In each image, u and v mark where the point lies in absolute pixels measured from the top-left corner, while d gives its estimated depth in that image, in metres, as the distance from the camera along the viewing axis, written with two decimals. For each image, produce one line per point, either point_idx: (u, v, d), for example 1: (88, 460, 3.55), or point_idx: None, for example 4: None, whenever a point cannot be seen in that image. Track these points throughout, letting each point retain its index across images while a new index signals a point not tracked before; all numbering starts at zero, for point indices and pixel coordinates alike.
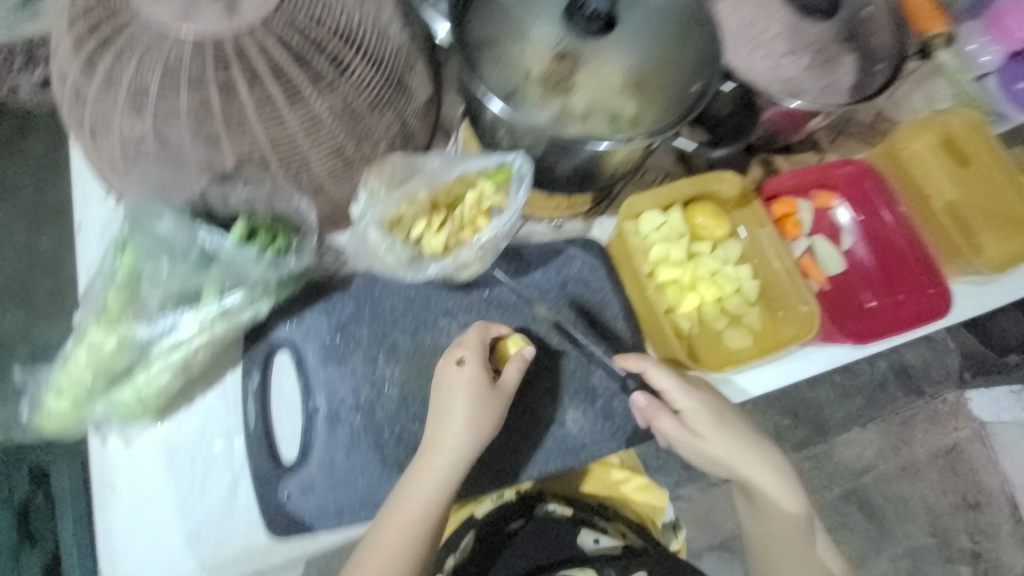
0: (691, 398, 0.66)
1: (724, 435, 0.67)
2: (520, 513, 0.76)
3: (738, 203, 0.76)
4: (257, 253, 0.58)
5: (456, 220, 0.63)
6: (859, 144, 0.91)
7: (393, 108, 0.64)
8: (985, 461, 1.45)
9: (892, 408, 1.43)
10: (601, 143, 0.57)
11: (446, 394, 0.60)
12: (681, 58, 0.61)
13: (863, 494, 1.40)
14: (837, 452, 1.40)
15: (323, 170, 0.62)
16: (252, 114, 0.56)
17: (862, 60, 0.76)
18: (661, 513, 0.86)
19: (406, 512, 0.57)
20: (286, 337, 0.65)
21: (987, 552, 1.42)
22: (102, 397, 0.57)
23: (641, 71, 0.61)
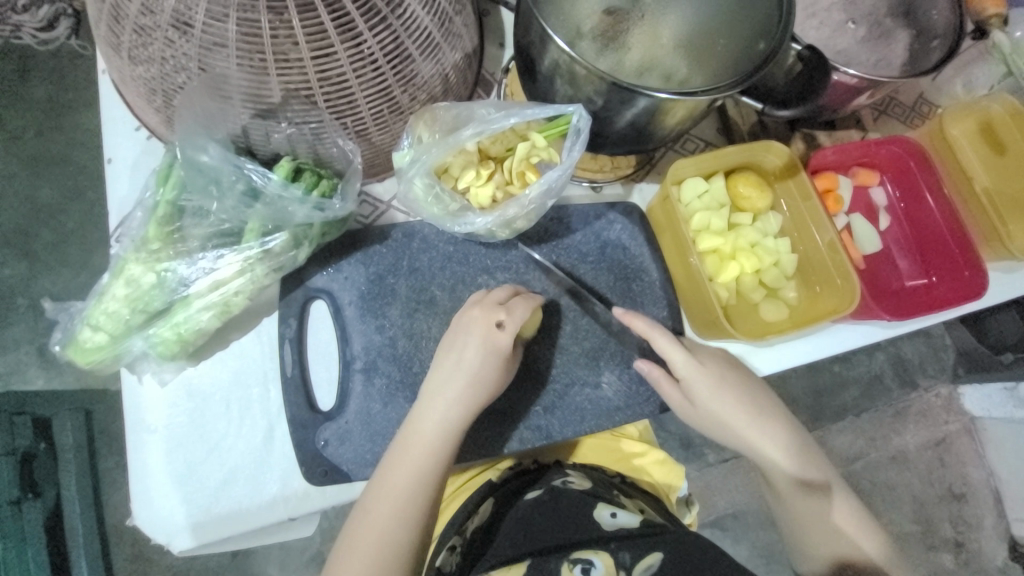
0: (696, 369, 0.65)
1: (727, 404, 0.66)
2: (538, 482, 0.77)
3: (782, 175, 0.75)
4: (302, 193, 0.57)
5: (505, 173, 0.62)
6: (900, 125, 0.90)
7: (446, 51, 0.61)
8: (972, 454, 1.49)
9: (885, 399, 1.46)
10: (660, 94, 0.53)
11: (482, 356, 0.60)
12: (748, 16, 0.59)
13: (853, 479, 1.44)
14: (832, 437, 1.44)
15: (368, 112, 0.59)
16: (301, 45, 0.51)
17: (914, 37, 0.76)
18: (677, 488, 0.85)
19: (416, 459, 0.57)
20: (324, 286, 0.64)
21: (969, 542, 1.47)
22: (139, 333, 0.57)
23: (700, 30, 0.61)
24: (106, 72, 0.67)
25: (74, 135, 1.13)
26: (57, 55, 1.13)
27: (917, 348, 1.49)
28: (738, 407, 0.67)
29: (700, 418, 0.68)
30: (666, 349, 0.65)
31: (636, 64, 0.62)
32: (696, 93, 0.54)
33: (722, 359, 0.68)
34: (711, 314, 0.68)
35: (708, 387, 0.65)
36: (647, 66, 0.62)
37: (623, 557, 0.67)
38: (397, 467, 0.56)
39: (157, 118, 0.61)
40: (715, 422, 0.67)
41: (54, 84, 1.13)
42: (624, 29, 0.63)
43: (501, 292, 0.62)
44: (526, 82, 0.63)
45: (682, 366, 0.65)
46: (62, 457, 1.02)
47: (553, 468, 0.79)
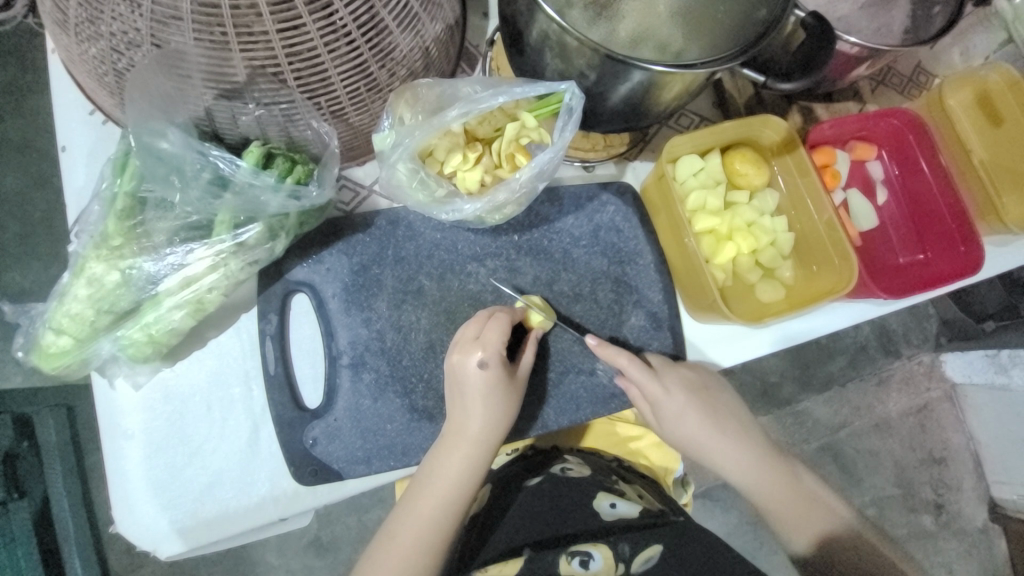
0: (667, 389, 0.65)
1: (700, 424, 0.67)
2: (537, 470, 0.77)
3: (779, 151, 0.72)
4: (275, 181, 0.52)
5: (493, 155, 0.58)
6: (898, 96, 0.88)
7: (428, 22, 0.57)
8: (954, 420, 1.53)
9: (872, 369, 1.49)
10: (658, 67, 0.49)
11: (464, 393, 0.57)
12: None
13: (839, 448, 1.48)
14: (820, 408, 1.47)
15: (344, 91, 0.55)
16: (264, 16, 0.46)
17: (916, 2, 0.73)
18: (674, 470, 0.84)
19: (421, 517, 0.56)
20: (304, 279, 0.60)
21: (948, 504, 1.52)
22: (107, 335, 0.53)
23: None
24: (53, 50, 0.61)
25: (34, 119, 1.05)
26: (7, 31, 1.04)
27: (904, 319, 1.52)
28: (706, 424, 0.68)
29: (667, 434, 0.69)
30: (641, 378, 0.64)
31: (630, 34, 0.58)
32: (694, 65, 0.51)
33: (691, 379, 0.67)
34: (708, 297, 0.66)
35: (676, 409, 0.66)
36: (642, 37, 0.58)
37: (623, 549, 0.67)
38: (403, 528, 0.56)
39: (111, 100, 0.56)
40: (684, 440, 0.69)
41: (10, 64, 1.04)
42: None
43: (475, 322, 0.59)
44: (514, 56, 0.59)
45: (649, 387, 0.65)
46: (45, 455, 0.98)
47: (552, 454, 0.79)
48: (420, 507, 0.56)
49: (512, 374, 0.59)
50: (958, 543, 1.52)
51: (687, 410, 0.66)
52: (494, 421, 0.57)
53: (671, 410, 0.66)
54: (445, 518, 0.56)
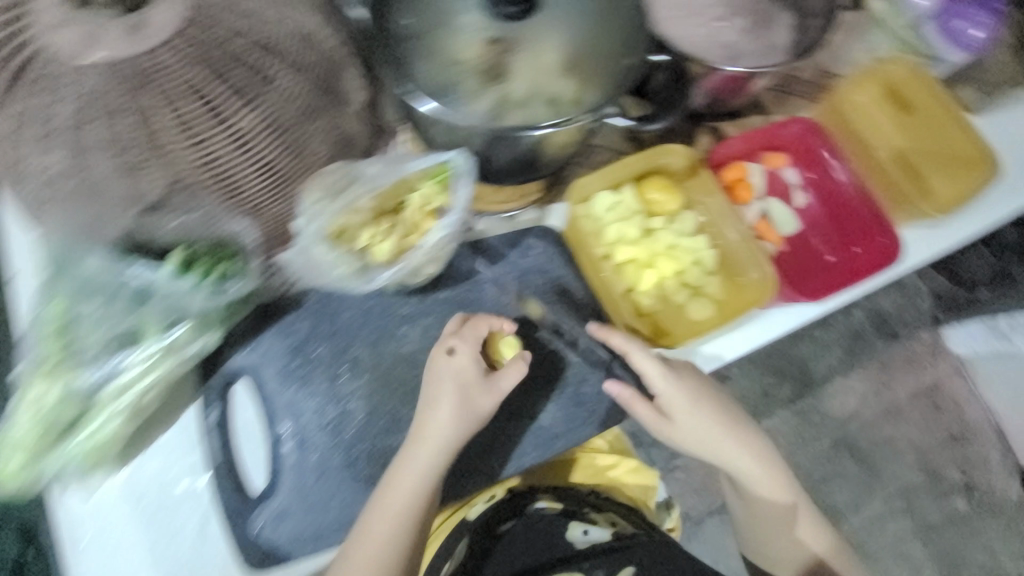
0: (667, 385, 0.68)
1: (718, 433, 0.74)
2: (510, 513, 0.75)
3: (688, 175, 0.76)
4: (196, 282, 0.56)
5: (403, 225, 0.62)
6: (803, 101, 0.91)
7: (328, 114, 0.64)
8: (967, 394, 1.49)
9: (870, 355, 1.48)
10: (534, 130, 0.61)
11: (481, 367, 0.62)
12: (603, 36, 0.64)
13: (851, 440, 1.45)
14: (821, 402, 1.46)
15: (259, 187, 0.60)
16: (174, 138, 0.55)
17: (796, 17, 0.78)
18: (653, 490, 0.87)
19: (413, 489, 0.58)
20: (243, 365, 0.63)
21: (979, 483, 1.47)
22: (52, 452, 0.56)
23: (576, 50, 0.63)
24: None
25: None
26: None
27: (895, 300, 1.50)
28: (734, 442, 0.75)
29: (665, 435, 0.73)
30: (653, 380, 0.68)
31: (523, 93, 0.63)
32: (560, 124, 0.61)
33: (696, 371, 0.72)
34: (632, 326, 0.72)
35: (698, 411, 0.71)
36: (534, 93, 0.63)
37: None
38: (391, 504, 0.58)
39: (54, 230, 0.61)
40: (696, 445, 0.74)
41: None
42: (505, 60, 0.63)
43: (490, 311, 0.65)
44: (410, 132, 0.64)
45: (656, 384, 0.68)
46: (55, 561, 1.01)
47: (526, 495, 0.77)
48: (387, 510, 0.58)
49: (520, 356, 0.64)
50: (998, 524, 1.46)
51: (701, 415, 0.72)
52: (465, 419, 0.60)
53: (686, 409, 0.70)
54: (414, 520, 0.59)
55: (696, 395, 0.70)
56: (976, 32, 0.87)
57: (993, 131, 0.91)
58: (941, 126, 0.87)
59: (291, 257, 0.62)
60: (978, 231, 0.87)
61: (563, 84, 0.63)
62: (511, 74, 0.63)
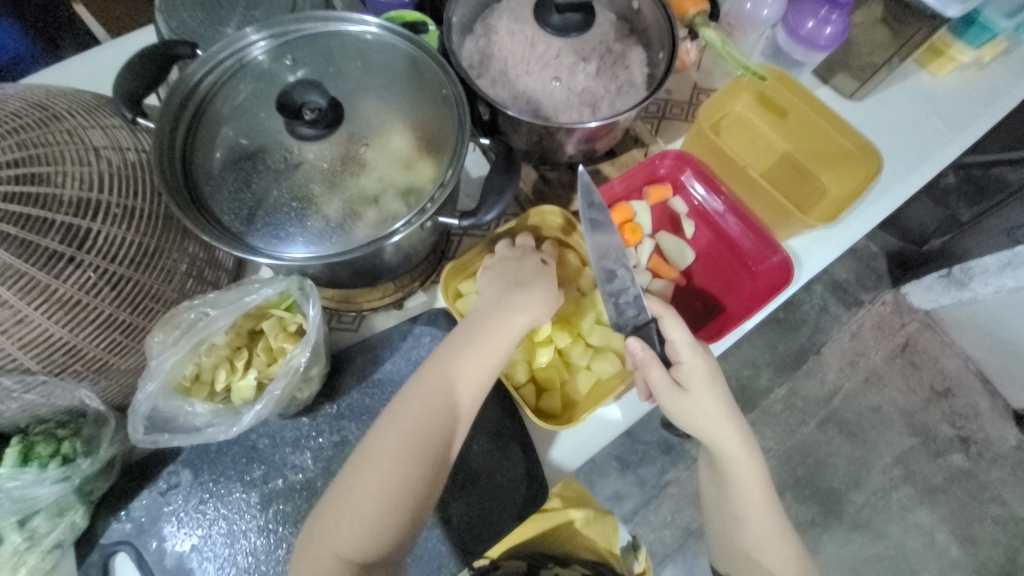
0: (697, 357, 0.64)
1: (712, 410, 0.64)
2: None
3: (568, 231, 0.74)
4: (37, 472, 0.53)
5: (259, 357, 0.59)
6: (684, 123, 0.91)
7: (170, 252, 0.61)
8: (941, 346, 1.49)
9: (839, 326, 1.48)
10: (393, 237, 0.57)
11: (517, 272, 0.65)
12: (430, 117, 0.61)
13: (840, 417, 1.43)
14: (800, 385, 1.45)
15: (100, 349, 0.57)
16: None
17: (646, 53, 0.79)
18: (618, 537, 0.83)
19: (426, 414, 0.56)
20: (120, 537, 0.59)
21: (975, 434, 1.44)
22: None
23: (414, 142, 0.60)
24: None
25: None
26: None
27: (852, 269, 1.52)
28: (727, 427, 0.65)
29: (678, 407, 0.64)
30: (677, 342, 0.64)
31: (370, 192, 0.58)
32: (426, 209, 0.57)
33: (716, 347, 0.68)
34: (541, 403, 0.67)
35: (702, 379, 0.64)
36: (380, 192, 0.58)
37: None
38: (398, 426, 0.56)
39: None
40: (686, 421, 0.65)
41: None
42: (347, 160, 0.58)
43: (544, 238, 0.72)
44: None
45: (689, 354, 0.64)
46: None
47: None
48: (380, 451, 0.55)
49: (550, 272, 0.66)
50: (1002, 471, 1.42)
51: (722, 399, 0.65)
52: (474, 367, 0.59)
53: (699, 379, 0.64)
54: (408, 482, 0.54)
55: (704, 360, 0.65)
56: (824, 29, 0.83)
57: (871, 116, 0.92)
58: (821, 124, 0.85)
59: (141, 419, 0.56)
60: (880, 218, 0.86)
61: (401, 176, 0.59)
62: (360, 174, 0.58)
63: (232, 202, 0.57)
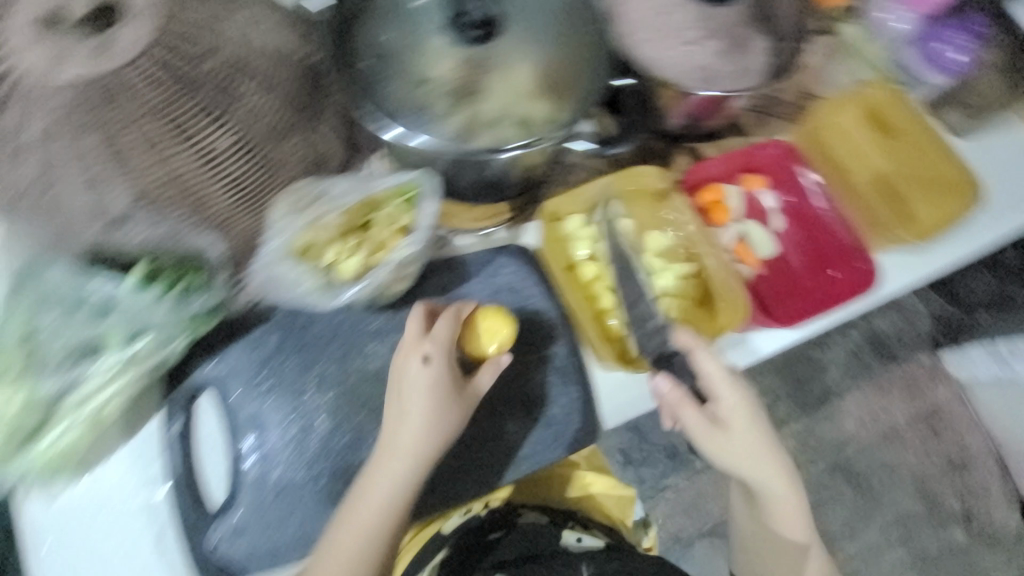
0: (733, 391, 0.67)
1: (750, 439, 0.68)
2: (497, 525, 0.83)
3: (660, 196, 0.77)
4: (159, 295, 0.57)
5: (368, 242, 0.61)
6: (786, 124, 0.89)
7: (299, 132, 0.64)
8: (966, 424, 1.36)
9: (866, 376, 1.40)
10: (503, 152, 0.60)
11: (407, 388, 0.59)
12: (569, 55, 0.65)
13: (849, 466, 1.36)
14: (818, 426, 1.38)
15: (227, 204, 0.61)
16: (144, 155, 0.55)
17: (771, 42, 0.78)
18: (630, 512, 0.94)
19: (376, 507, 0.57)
20: (209, 377, 0.63)
21: (979, 517, 1.33)
22: (15, 457, 0.56)
23: (545, 75, 0.64)
24: None
25: None
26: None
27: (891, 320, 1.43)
28: (759, 454, 0.69)
29: (715, 438, 0.68)
30: (715, 379, 0.67)
31: (493, 113, 0.62)
32: (541, 137, 0.61)
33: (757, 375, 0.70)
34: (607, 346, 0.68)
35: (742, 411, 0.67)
36: (501, 116, 0.62)
37: None
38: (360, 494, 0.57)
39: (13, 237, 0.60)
40: (721, 455, 0.68)
41: None
42: (480, 80, 0.63)
43: (421, 319, 0.61)
44: None
45: (730, 389, 0.67)
46: None
47: (511, 510, 0.85)
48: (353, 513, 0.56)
49: (462, 384, 0.60)
50: (996, 558, 1.33)
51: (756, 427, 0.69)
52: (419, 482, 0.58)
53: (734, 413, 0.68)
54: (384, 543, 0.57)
55: (738, 394, 0.67)
56: (953, 55, 0.84)
57: (979, 156, 0.87)
58: (924, 150, 0.84)
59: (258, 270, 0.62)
60: (966, 255, 0.84)
61: (527, 105, 0.62)
62: (487, 96, 0.63)
63: (374, 91, 0.61)
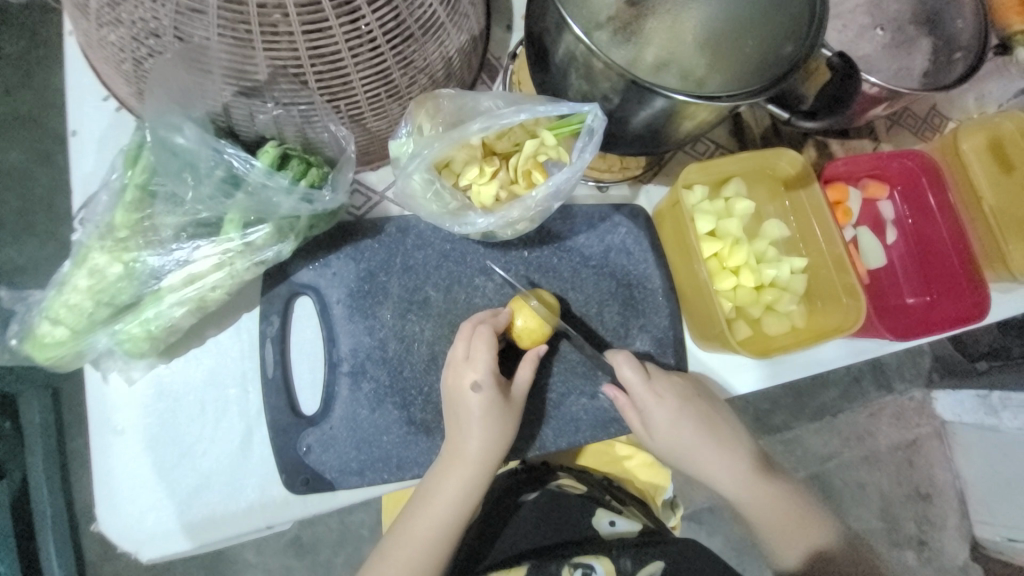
0: (664, 400, 0.63)
1: (694, 442, 0.66)
2: (532, 485, 0.73)
3: (793, 182, 0.72)
4: (289, 182, 0.52)
5: (510, 171, 0.58)
6: (912, 137, 0.83)
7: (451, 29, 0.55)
8: (942, 461, 1.26)
9: (862, 401, 1.22)
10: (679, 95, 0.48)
11: (458, 416, 0.57)
12: (785, 13, 0.53)
13: (825, 479, 1.21)
14: (806, 437, 1.21)
15: (365, 96, 0.53)
16: (291, 17, 0.44)
17: (937, 46, 0.68)
18: (664, 490, 0.80)
19: (432, 523, 0.56)
20: (310, 281, 0.60)
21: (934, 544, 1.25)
22: (104, 327, 0.51)
23: (724, 22, 0.53)
24: (71, 34, 0.60)
25: (46, 94, 0.99)
26: (27, 8, 0.99)
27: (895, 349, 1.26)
28: (712, 454, 0.67)
29: (675, 444, 0.66)
30: (633, 384, 0.63)
31: (653, 57, 0.54)
32: (719, 97, 0.49)
33: (690, 384, 0.66)
34: (715, 327, 0.65)
35: (669, 424, 0.63)
36: (666, 61, 0.54)
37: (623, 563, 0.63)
38: (401, 551, 0.56)
39: (127, 89, 0.54)
40: (681, 454, 0.67)
41: (22, 38, 0.98)
42: (643, 18, 0.55)
43: (464, 339, 0.58)
44: (536, 73, 0.57)
45: (644, 393, 0.63)
46: (29, 434, 0.90)
47: (544, 471, 0.74)
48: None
49: (506, 395, 0.58)
50: None
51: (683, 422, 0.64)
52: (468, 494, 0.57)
53: (670, 422, 0.63)
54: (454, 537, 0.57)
55: (679, 410, 0.64)
56: None
57: None
58: None
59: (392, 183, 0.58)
60: None
61: (704, 59, 0.54)
62: (646, 40, 0.54)
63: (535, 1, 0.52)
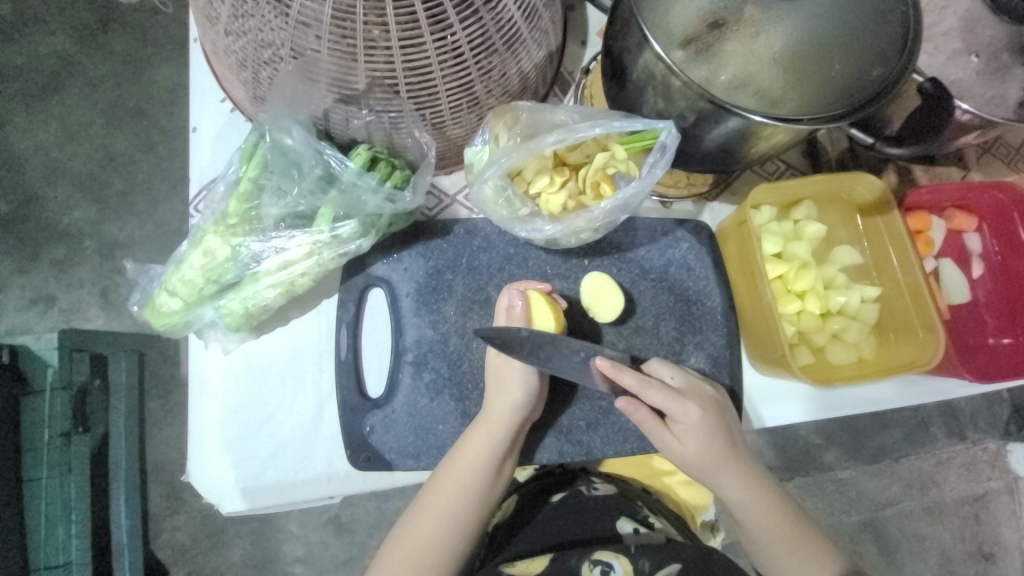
0: (701, 423, 0.60)
1: (718, 467, 0.61)
2: (562, 486, 0.71)
3: (872, 207, 0.70)
4: (376, 183, 0.58)
5: (579, 181, 0.60)
6: (1005, 168, 0.77)
7: (531, 45, 0.58)
8: (1014, 519, 1.15)
9: (926, 446, 1.13)
10: (754, 116, 0.48)
11: (491, 380, 0.60)
12: (873, 35, 0.52)
13: (881, 527, 1.12)
14: (862, 480, 1.12)
15: (448, 106, 0.57)
16: (391, 32, 0.49)
17: None
18: (704, 510, 0.76)
19: (461, 482, 0.57)
20: (383, 275, 0.64)
21: None
22: (210, 301, 0.58)
23: (806, 43, 0.52)
24: (196, 41, 0.68)
25: (149, 90, 1.11)
26: (135, 8, 1.12)
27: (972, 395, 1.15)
28: (733, 473, 0.61)
29: (703, 469, 0.61)
30: (659, 402, 0.60)
31: (729, 79, 0.54)
32: (800, 121, 0.50)
33: (711, 396, 0.62)
34: (776, 350, 0.64)
35: (703, 446, 0.60)
36: (743, 83, 0.53)
37: (642, 564, 0.60)
38: (430, 502, 0.58)
39: (244, 94, 0.61)
40: (698, 475, 0.62)
41: (134, 39, 1.12)
42: (721, 39, 0.54)
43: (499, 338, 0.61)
44: (611, 88, 0.58)
45: (680, 414, 0.60)
46: (114, 393, 1.00)
47: (578, 474, 0.73)
48: (428, 525, 0.57)
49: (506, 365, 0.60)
50: None
51: (711, 444, 0.60)
52: (485, 453, 0.58)
53: (695, 439, 0.60)
54: (477, 504, 0.58)
55: (708, 428, 0.60)
56: None
57: None
58: None
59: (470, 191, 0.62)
60: None
61: (783, 82, 0.52)
62: (721, 62, 0.54)
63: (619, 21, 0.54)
